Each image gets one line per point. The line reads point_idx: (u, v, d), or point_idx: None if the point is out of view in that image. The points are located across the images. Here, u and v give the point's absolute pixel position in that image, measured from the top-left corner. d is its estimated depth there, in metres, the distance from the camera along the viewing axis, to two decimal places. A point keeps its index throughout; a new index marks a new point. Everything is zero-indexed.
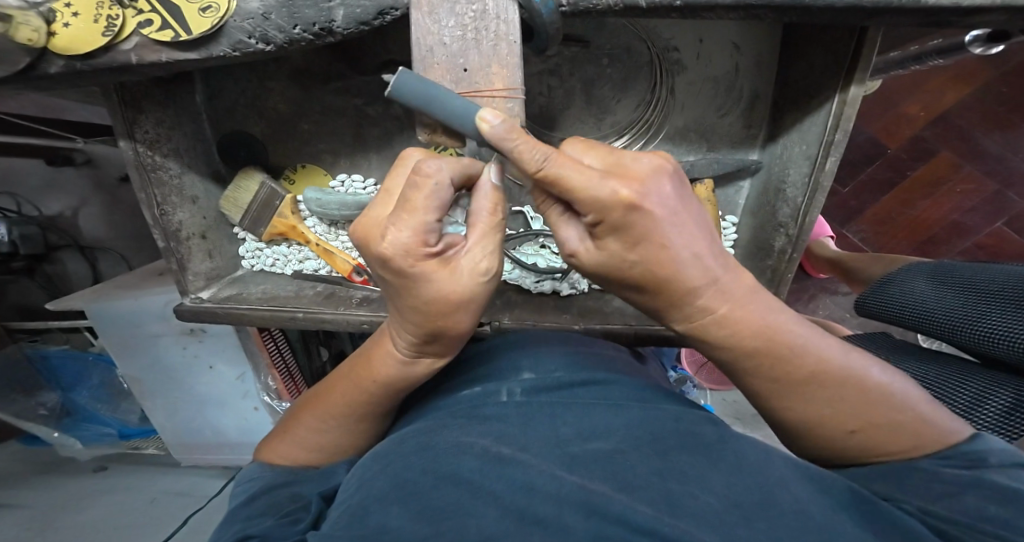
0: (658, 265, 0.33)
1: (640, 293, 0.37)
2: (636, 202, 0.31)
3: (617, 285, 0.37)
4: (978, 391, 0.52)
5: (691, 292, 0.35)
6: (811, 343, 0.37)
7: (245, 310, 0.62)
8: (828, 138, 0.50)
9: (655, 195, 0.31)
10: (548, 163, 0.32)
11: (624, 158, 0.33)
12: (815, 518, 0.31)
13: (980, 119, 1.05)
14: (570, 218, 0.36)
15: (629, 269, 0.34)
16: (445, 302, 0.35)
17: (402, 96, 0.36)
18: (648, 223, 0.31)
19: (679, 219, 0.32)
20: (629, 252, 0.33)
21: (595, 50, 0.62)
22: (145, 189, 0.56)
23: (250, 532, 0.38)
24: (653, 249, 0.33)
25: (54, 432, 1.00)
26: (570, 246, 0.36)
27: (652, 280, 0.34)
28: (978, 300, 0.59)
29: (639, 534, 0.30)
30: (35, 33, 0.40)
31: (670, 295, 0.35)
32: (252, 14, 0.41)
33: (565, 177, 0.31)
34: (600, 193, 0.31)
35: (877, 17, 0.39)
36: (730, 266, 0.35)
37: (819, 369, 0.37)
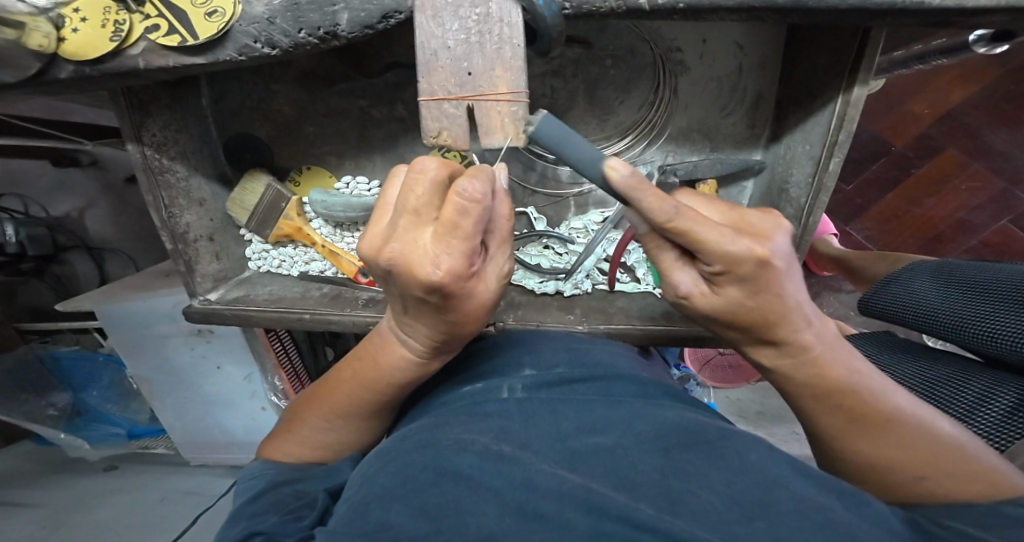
0: (773, 311, 0.35)
1: (742, 330, 0.38)
2: (767, 258, 0.32)
3: (723, 326, 0.39)
4: (981, 390, 0.52)
5: (794, 329, 0.37)
6: (833, 351, 0.39)
7: (252, 310, 0.63)
8: (832, 138, 0.50)
9: (782, 252, 0.34)
10: (678, 216, 0.31)
11: (745, 216, 0.36)
12: (815, 512, 0.31)
13: (988, 117, 1.04)
14: (684, 263, 0.37)
15: (749, 313, 0.36)
16: (477, 308, 0.38)
17: (537, 139, 0.36)
18: (773, 277, 0.33)
19: (792, 270, 0.35)
20: (748, 299, 0.35)
21: (598, 51, 0.62)
22: (152, 191, 0.57)
23: (258, 530, 0.38)
24: (771, 298, 0.35)
25: (61, 434, 1.01)
26: (681, 289, 0.37)
27: (763, 323, 0.36)
28: (983, 300, 0.59)
29: (636, 530, 0.30)
30: (45, 39, 0.41)
31: (771, 332, 0.37)
32: (258, 18, 0.41)
33: (695, 234, 0.32)
34: (734, 249, 0.32)
35: (882, 18, 0.38)
36: (820, 314, 0.39)
37: (893, 411, 0.38)
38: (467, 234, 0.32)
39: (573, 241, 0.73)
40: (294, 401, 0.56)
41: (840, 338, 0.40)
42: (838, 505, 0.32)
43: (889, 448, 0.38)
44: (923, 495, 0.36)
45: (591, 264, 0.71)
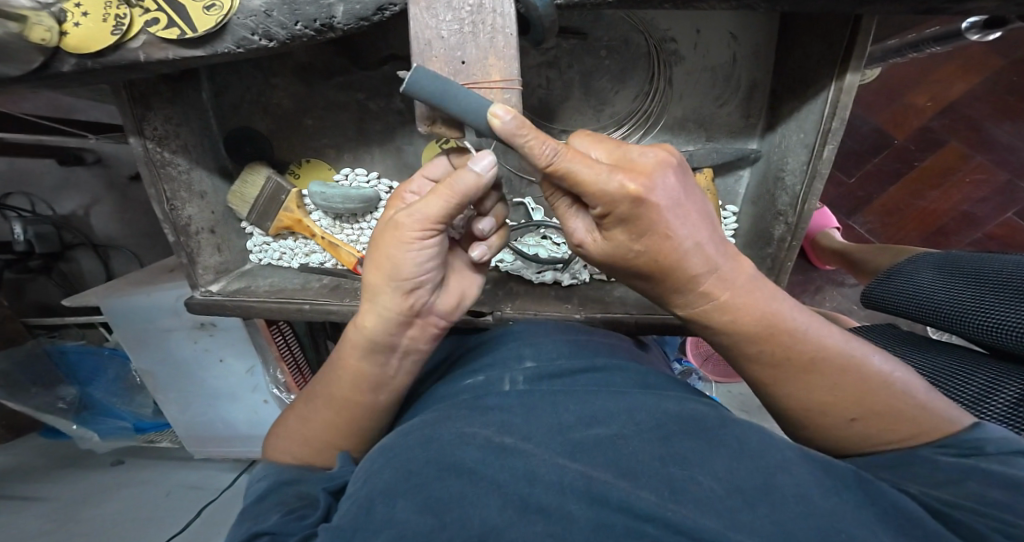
0: (663, 254, 0.35)
1: (648, 280, 0.38)
2: (642, 195, 0.32)
3: (624, 274, 0.39)
4: (986, 382, 0.51)
5: (691, 273, 0.36)
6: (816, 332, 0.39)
7: (253, 301, 0.64)
8: (825, 126, 0.50)
9: (664, 191, 0.33)
10: (558, 158, 0.33)
11: (630, 154, 0.35)
12: (817, 499, 0.32)
13: (990, 108, 1.03)
14: (578, 209, 0.38)
15: (636, 258, 0.36)
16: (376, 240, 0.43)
17: (417, 93, 0.37)
18: (653, 214, 0.33)
19: (682, 209, 0.34)
20: (635, 242, 0.35)
21: (593, 42, 0.63)
22: (154, 184, 0.58)
23: (262, 529, 0.39)
24: (657, 239, 0.35)
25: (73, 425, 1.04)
26: (576, 236, 0.39)
27: (659, 270, 0.36)
28: (988, 291, 0.59)
29: (643, 521, 0.31)
30: (47, 33, 0.42)
31: (676, 280, 0.37)
32: (255, 11, 0.42)
33: (576, 173, 0.33)
34: (609, 186, 0.32)
35: (870, 5, 0.39)
36: (731, 255, 0.37)
37: (818, 354, 0.38)
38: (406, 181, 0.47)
39: None
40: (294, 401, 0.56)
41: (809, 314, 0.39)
42: (834, 490, 0.33)
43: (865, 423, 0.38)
44: (869, 441, 0.39)
45: None
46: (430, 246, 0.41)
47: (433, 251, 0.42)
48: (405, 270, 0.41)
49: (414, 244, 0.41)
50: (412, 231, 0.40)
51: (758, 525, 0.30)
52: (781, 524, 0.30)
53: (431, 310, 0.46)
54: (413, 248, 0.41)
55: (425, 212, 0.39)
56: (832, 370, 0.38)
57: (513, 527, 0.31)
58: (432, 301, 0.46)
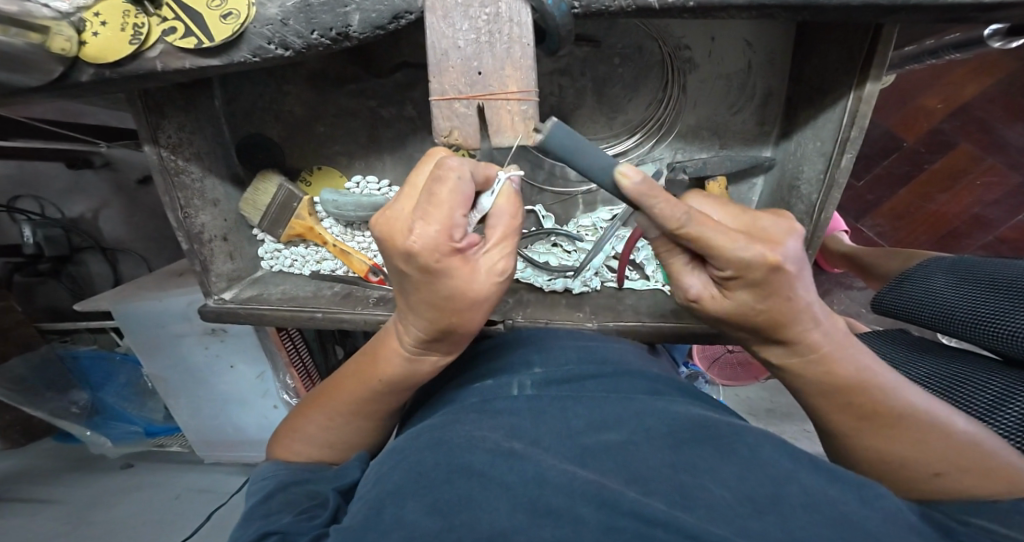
0: (781, 313, 0.36)
1: (752, 331, 0.39)
2: (778, 261, 0.33)
3: (733, 326, 0.40)
4: (1003, 390, 0.51)
5: (800, 328, 0.37)
6: (845, 349, 0.39)
7: (266, 309, 0.64)
8: (843, 135, 0.49)
9: (793, 256, 0.34)
10: (690, 222, 0.33)
11: (759, 220, 0.37)
12: (832, 506, 0.31)
13: (1003, 111, 1.02)
14: (694, 267, 0.38)
15: (756, 315, 0.37)
16: (463, 299, 0.37)
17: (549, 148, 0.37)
18: (784, 280, 0.34)
19: (804, 273, 0.35)
20: (759, 303, 0.36)
21: (606, 49, 0.63)
22: (168, 192, 0.58)
23: (273, 528, 0.39)
24: (779, 301, 0.35)
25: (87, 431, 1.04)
26: (690, 292, 0.39)
27: (774, 325, 0.37)
28: (1002, 298, 0.58)
29: (650, 526, 0.30)
30: (67, 43, 0.42)
31: (784, 334, 0.38)
32: (271, 19, 0.41)
33: (705, 238, 0.33)
34: (746, 253, 0.33)
35: (893, 13, 0.38)
36: (829, 312, 0.39)
37: (827, 356, 0.38)
38: (443, 205, 0.33)
39: (582, 239, 0.74)
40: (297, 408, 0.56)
41: (851, 337, 0.39)
42: (845, 496, 0.32)
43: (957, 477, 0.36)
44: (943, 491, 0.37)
45: (600, 262, 0.71)
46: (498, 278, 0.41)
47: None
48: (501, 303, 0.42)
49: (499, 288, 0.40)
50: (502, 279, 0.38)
51: (768, 531, 0.29)
52: (793, 533, 0.29)
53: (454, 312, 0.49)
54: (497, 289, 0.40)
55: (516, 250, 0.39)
56: None
57: (522, 533, 0.30)
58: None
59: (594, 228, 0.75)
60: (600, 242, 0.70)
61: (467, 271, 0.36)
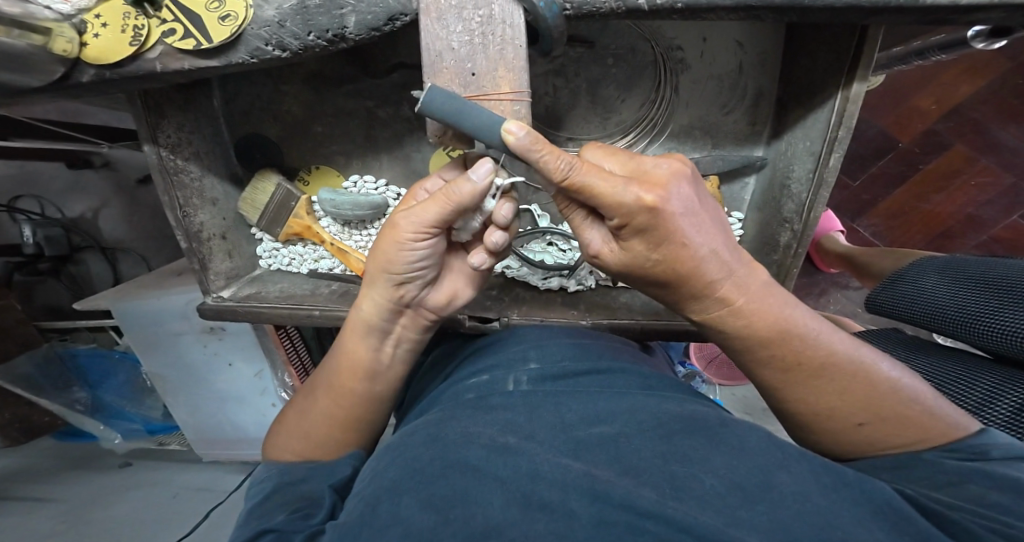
0: (679, 263, 0.36)
1: (665, 288, 0.39)
2: (657, 205, 0.33)
3: (640, 282, 0.39)
4: (992, 387, 0.52)
5: (708, 280, 0.37)
6: (769, 302, 0.38)
7: (264, 307, 0.65)
8: (831, 134, 0.50)
9: (678, 198, 0.34)
10: (574, 172, 0.34)
11: (644, 165, 0.36)
12: (818, 495, 0.32)
13: (996, 111, 1.03)
14: (593, 221, 0.39)
15: (651, 266, 0.37)
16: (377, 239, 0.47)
17: (431, 112, 0.38)
18: (670, 223, 0.34)
19: (696, 216, 0.35)
20: (653, 251, 0.36)
21: (599, 50, 0.63)
22: (168, 192, 0.59)
23: (268, 528, 0.40)
24: (673, 248, 0.35)
25: (100, 425, 1.09)
26: (593, 247, 0.39)
27: (675, 276, 0.37)
28: (989, 296, 0.59)
29: (642, 518, 0.30)
30: (68, 44, 0.43)
31: (691, 287, 0.37)
32: (269, 21, 0.42)
33: (590, 186, 0.33)
34: (624, 197, 0.33)
35: (877, 15, 0.39)
36: (745, 261, 0.38)
37: (827, 358, 0.39)
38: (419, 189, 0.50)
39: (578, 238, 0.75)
40: (295, 399, 0.57)
41: (772, 284, 0.39)
42: (836, 488, 0.33)
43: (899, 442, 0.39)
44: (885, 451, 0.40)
45: None
46: (425, 247, 0.44)
47: (426, 252, 0.45)
48: (395, 266, 0.45)
49: (408, 244, 0.44)
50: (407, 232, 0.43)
51: (756, 520, 0.30)
52: (782, 522, 0.29)
53: (423, 305, 0.50)
54: (409, 247, 0.44)
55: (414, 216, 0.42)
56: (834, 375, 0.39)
57: (517, 524, 0.31)
58: (425, 296, 0.50)
59: None
60: None
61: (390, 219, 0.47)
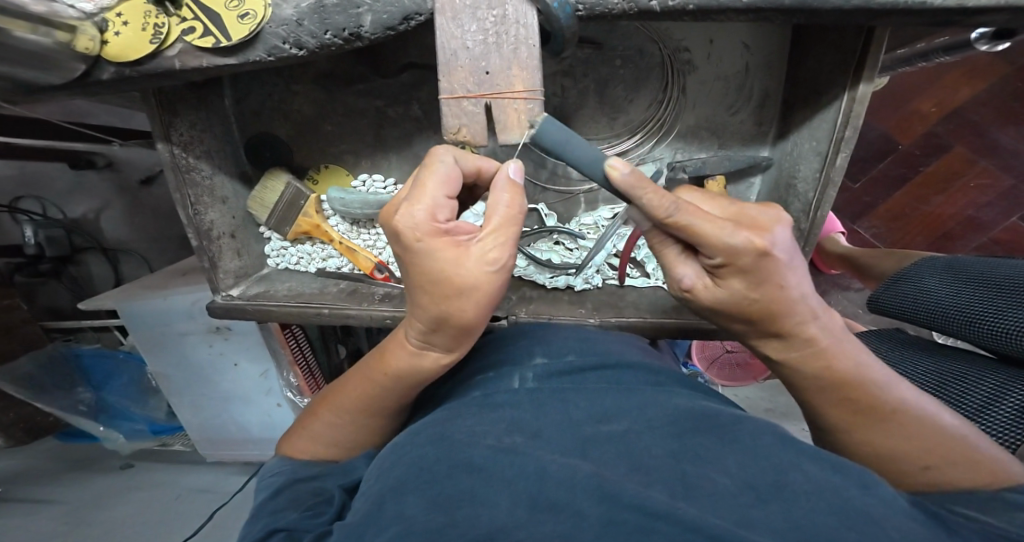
0: (779, 304, 0.36)
1: (747, 322, 0.39)
2: (767, 249, 0.34)
3: (731, 320, 0.40)
4: (996, 386, 0.52)
5: (801, 319, 0.37)
6: (844, 345, 0.39)
7: (273, 305, 0.65)
8: (837, 134, 0.51)
9: (782, 243, 0.35)
10: (679, 211, 0.34)
11: (746, 210, 0.37)
12: (832, 491, 0.32)
13: (995, 114, 1.04)
14: (687, 257, 0.39)
15: (750, 306, 0.37)
16: (450, 285, 0.37)
17: (545, 141, 0.41)
18: (774, 268, 0.35)
19: (797, 264, 0.36)
20: (749, 291, 0.36)
21: (607, 51, 0.64)
22: (180, 189, 0.59)
23: (279, 527, 0.40)
24: (773, 290, 0.36)
25: (99, 428, 1.05)
26: (685, 283, 0.39)
27: (772, 315, 0.37)
28: (993, 295, 0.60)
29: (652, 519, 0.30)
30: (91, 42, 0.43)
31: (782, 324, 0.38)
32: (287, 20, 0.43)
33: (695, 227, 0.34)
34: (734, 240, 0.34)
35: (885, 17, 0.40)
36: (825, 305, 0.39)
37: (843, 362, 0.39)
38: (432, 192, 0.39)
39: (584, 237, 0.75)
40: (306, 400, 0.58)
41: (848, 332, 0.40)
42: (848, 485, 0.33)
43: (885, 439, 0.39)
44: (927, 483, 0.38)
45: (601, 260, 0.73)
46: None
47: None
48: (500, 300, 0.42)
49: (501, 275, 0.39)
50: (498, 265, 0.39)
51: (770, 519, 0.30)
52: (794, 522, 0.30)
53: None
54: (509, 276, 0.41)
55: (516, 243, 0.39)
56: (852, 380, 0.39)
57: (523, 528, 0.31)
58: None
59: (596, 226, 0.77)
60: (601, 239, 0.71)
61: (455, 254, 0.37)
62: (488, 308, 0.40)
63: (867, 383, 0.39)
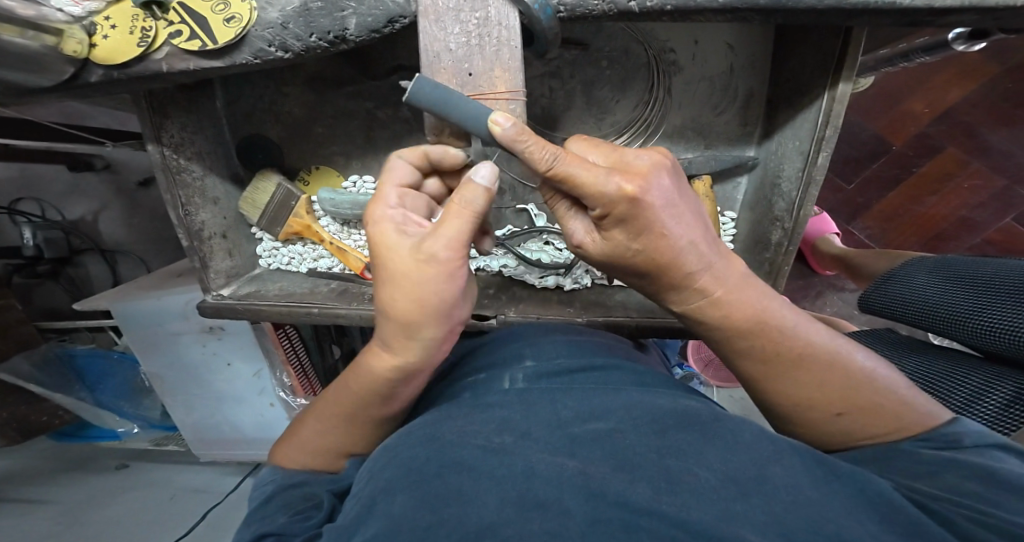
0: (660, 253, 0.37)
1: (645, 278, 0.40)
2: (638, 195, 0.34)
3: (622, 273, 0.41)
4: (979, 384, 0.53)
5: (687, 271, 0.38)
6: (747, 294, 0.40)
7: (263, 305, 0.65)
8: (819, 134, 0.51)
9: (660, 191, 0.35)
10: (557, 162, 0.34)
11: (626, 156, 0.37)
12: (811, 488, 0.32)
13: (987, 115, 1.05)
14: (577, 211, 0.39)
15: (633, 257, 0.38)
16: (396, 278, 0.39)
17: (419, 101, 0.38)
18: (650, 213, 0.35)
19: (677, 209, 0.36)
20: (634, 241, 0.37)
21: (593, 52, 0.65)
22: (170, 190, 0.59)
23: (268, 531, 0.40)
24: (654, 238, 0.36)
25: (116, 418, 1.11)
26: (576, 237, 0.40)
27: (656, 266, 0.38)
28: (976, 293, 0.61)
29: (638, 516, 0.31)
30: (78, 45, 0.44)
31: (674, 277, 0.38)
32: (273, 23, 0.43)
33: (573, 176, 0.34)
34: (607, 187, 0.34)
35: (857, 17, 0.40)
36: (721, 253, 0.39)
37: (806, 349, 0.40)
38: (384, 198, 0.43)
39: None
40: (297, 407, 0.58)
41: (750, 277, 0.41)
42: (827, 482, 0.33)
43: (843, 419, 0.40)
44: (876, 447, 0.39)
45: None
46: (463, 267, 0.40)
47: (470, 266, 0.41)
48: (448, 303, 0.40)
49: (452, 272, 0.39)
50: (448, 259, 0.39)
51: (752, 516, 0.30)
52: (777, 516, 0.30)
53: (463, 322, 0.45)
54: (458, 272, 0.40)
55: (455, 237, 0.38)
56: (817, 367, 0.40)
57: (514, 528, 0.30)
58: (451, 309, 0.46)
59: None
60: None
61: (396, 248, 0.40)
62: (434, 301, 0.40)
63: (832, 370, 0.40)
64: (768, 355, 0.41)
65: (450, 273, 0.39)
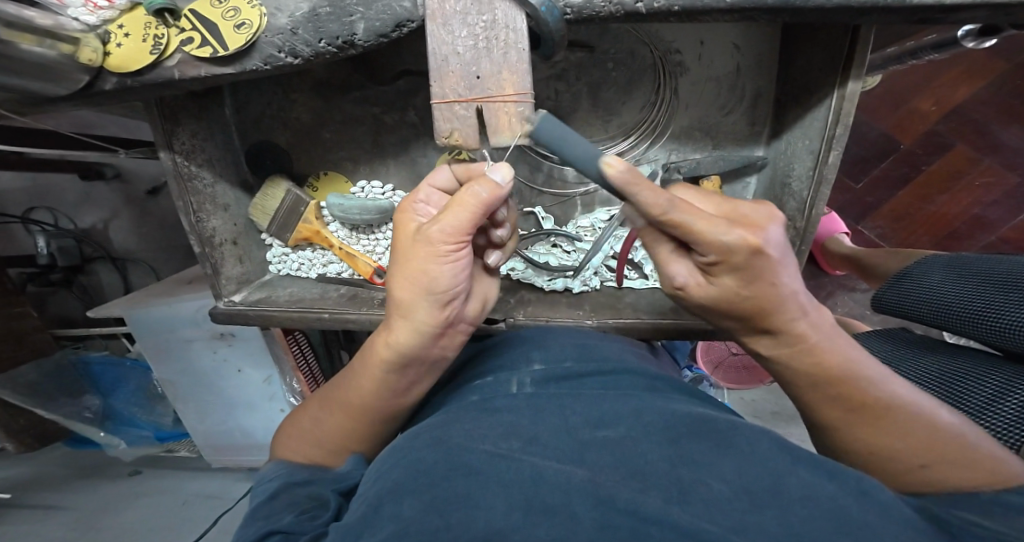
0: (768, 299, 0.37)
1: (741, 321, 0.40)
2: (760, 246, 0.34)
3: (720, 315, 0.41)
4: (1002, 384, 0.51)
5: (785, 318, 0.38)
6: (838, 342, 0.39)
7: (274, 311, 0.66)
8: (830, 132, 0.51)
9: (775, 242, 0.35)
10: (672, 209, 0.35)
11: (739, 208, 0.38)
12: (830, 497, 0.31)
13: (997, 112, 1.03)
14: (681, 256, 0.40)
15: (740, 302, 0.38)
16: (397, 253, 0.45)
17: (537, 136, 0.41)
18: (766, 266, 0.35)
19: (790, 262, 0.37)
20: (743, 288, 0.37)
21: (600, 54, 0.65)
22: (182, 197, 0.60)
23: (275, 529, 0.40)
24: (764, 286, 0.36)
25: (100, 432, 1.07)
26: (677, 280, 0.40)
27: (760, 313, 0.38)
28: (996, 291, 0.59)
29: (643, 523, 0.30)
30: (93, 54, 0.45)
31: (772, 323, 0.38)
32: (282, 29, 0.44)
33: (687, 224, 0.35)
34: (727, 238, 0.34)
35: (866, 15, 0.40)
36: (816, 304, 0.39)
37: (829, 357, 0.39)
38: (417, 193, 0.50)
39: (581, 239, 0.76)
40: (304, 406, 0.58)
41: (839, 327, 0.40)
42: (844, 487, 0.32)
43: (869, 426, 0.38)
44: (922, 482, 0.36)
45: (598, 262, 0.73)
46: (462, 256, 0.44)
47: (464, 261, 0.44)
48: (440, 286, 0.43)
49: (445, 256, 0.43)
50: (445, 244, 0.42)
51: (767, 527, 0.29)
52: (791, 528, 0.29)
53: (460, 319, 0.48)
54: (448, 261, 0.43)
55: (451, 224, 0.42)
56: (841, 377, 0.39)
57: (522, 533, 0.30)
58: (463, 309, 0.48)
59: (592, 228, 0.77)
60: (597, 242, 0.72)
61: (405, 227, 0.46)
62: (423, 286, 0.43)
63: (858, 380, 0.39)
64: (783, 354, 0.40)
65: (440, 258, 0.43)
